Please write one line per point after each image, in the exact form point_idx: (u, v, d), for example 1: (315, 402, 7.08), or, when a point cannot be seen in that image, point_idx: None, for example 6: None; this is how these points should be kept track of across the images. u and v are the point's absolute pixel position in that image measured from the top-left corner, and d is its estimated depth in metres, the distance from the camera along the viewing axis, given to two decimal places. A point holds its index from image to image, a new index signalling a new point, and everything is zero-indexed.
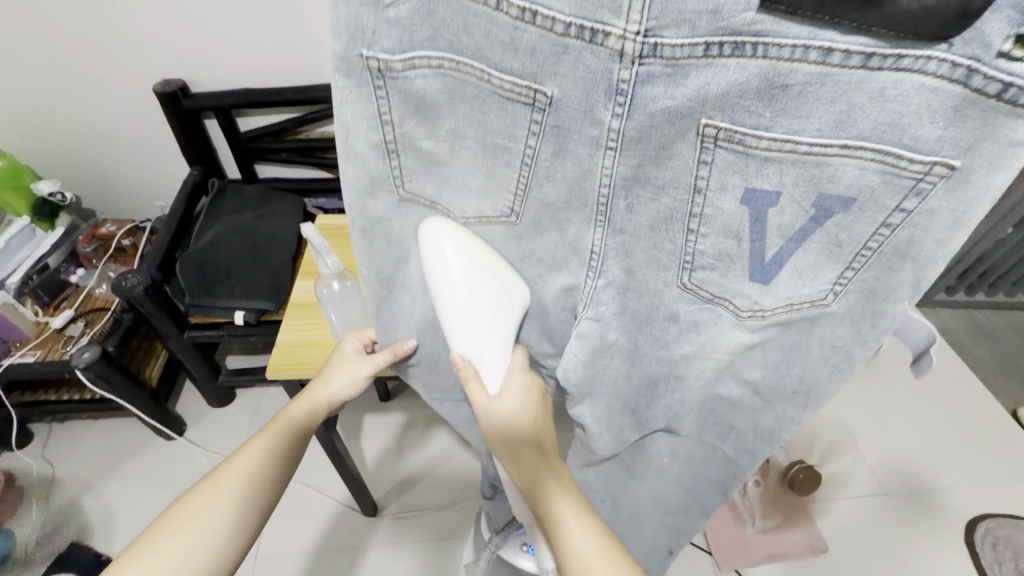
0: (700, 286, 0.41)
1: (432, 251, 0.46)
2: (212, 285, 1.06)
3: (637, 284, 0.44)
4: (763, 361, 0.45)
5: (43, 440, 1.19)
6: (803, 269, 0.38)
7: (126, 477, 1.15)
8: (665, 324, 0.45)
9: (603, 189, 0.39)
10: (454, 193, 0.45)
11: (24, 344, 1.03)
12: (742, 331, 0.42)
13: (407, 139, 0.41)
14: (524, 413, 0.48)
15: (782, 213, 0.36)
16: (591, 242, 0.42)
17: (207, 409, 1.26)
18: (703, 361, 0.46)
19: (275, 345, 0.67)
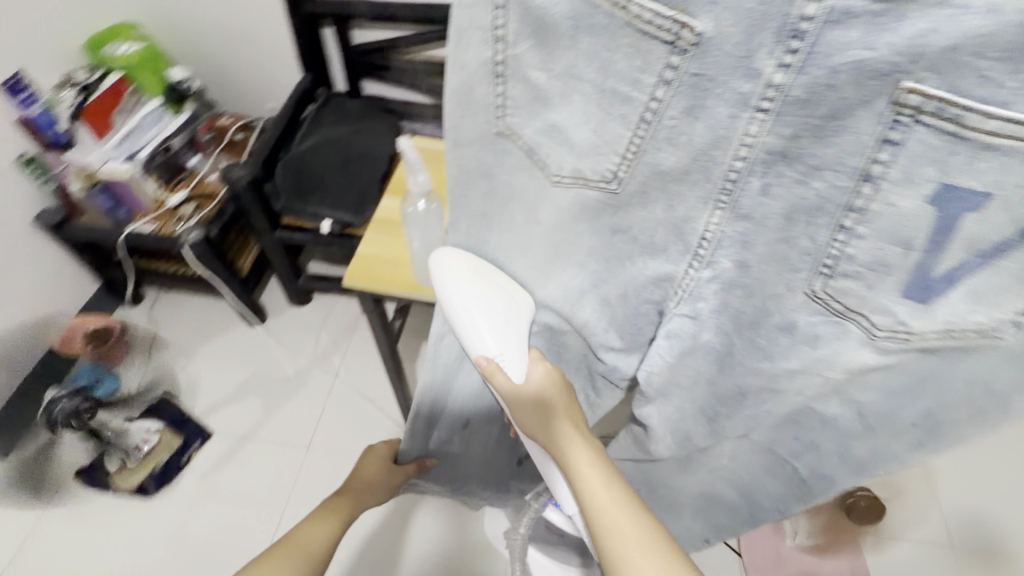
0: (834, 297, 0.40)
1: (449, 280, 0.52)
2: (308, 192, 1.12)
3: (748, 282, 0.44)
4: (883, 386, 0.42)
5: (150, 303, 1.34)
6: (981, 291, 0.35)
7: (212, 350, 1.28)
8: (775, 333, 0.44)
9: (738, 161, 0.39)
10: (563, 150, 0.44)
11: (143, 215, 1.14)
12: (870, 350, 0.40)
13: (518, 65, 0.42)
14: (542, 403, 0.51)
15: (981, 222, 0.34)
16: (705, 225, 0.43)
17: (286, 305, 1.36)
18: (810, 378, 0.45)
19: (356, 256, 0.69)
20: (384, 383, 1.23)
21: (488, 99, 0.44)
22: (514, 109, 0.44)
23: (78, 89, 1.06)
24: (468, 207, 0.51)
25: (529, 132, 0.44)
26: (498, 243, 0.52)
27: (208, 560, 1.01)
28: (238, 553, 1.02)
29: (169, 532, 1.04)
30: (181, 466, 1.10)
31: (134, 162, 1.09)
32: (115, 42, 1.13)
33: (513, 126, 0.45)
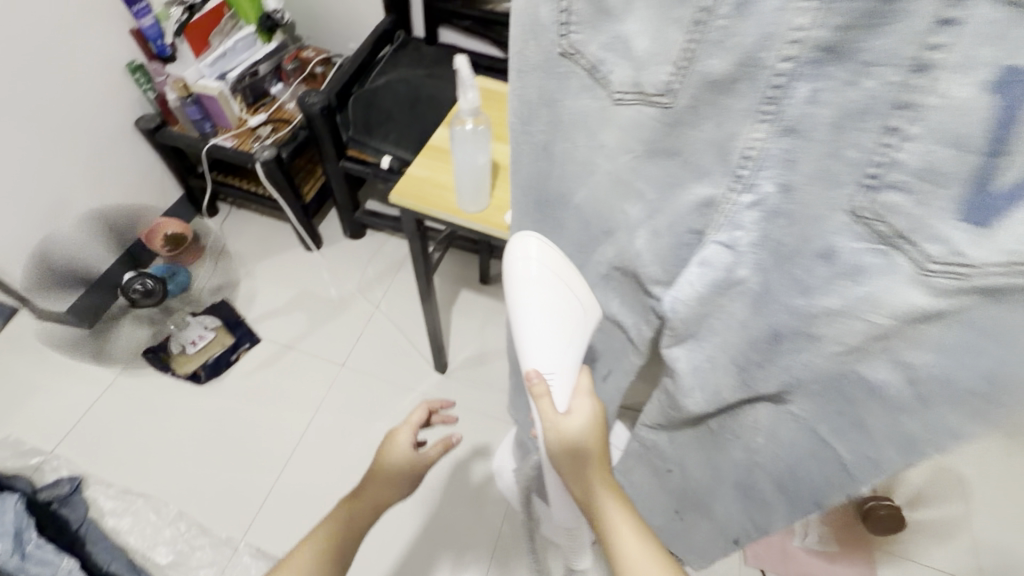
0: (882, 215, 0.33)
1: (523, 266, 0.52)
2: (374, 126, 1.17)
3: (792, 208, 0.37)
4: (938, 343, 0.34)
5: (223, 217, 1.46)
6: None
7: (271, 267, 1.38)
8: (812, 262, 0.38)
9: (783, 64, 0.32)
10: (619, 57, 0.38)
11: (226, 132, 1.23)
12: (919, 290, 0.33)
13: None
14: (581, 448, 0.52)
15: None
16: (749, 140, 0.36)
17: (341, 237, 1.44)
18: (850, 323, 0.37)
19: (406, 176, 0.73)
20: (419, 321, 1.28)
21: (550, 21, 0.40)
22: (578, 25, 0.39)
23: (184, 7, 1.15)
24: (531, 142, 0.48)
25: (595, 48, 0.39)
26: (549, 172, 0.49)
27: (243, 445, 1.11)
28: (270, 444, 1.11)
29: (213, 414, 1.14)
30: (230, 363, 1.21)
31: (225, 82, 1.19)
32: None
33: (576, 44, 0.40)
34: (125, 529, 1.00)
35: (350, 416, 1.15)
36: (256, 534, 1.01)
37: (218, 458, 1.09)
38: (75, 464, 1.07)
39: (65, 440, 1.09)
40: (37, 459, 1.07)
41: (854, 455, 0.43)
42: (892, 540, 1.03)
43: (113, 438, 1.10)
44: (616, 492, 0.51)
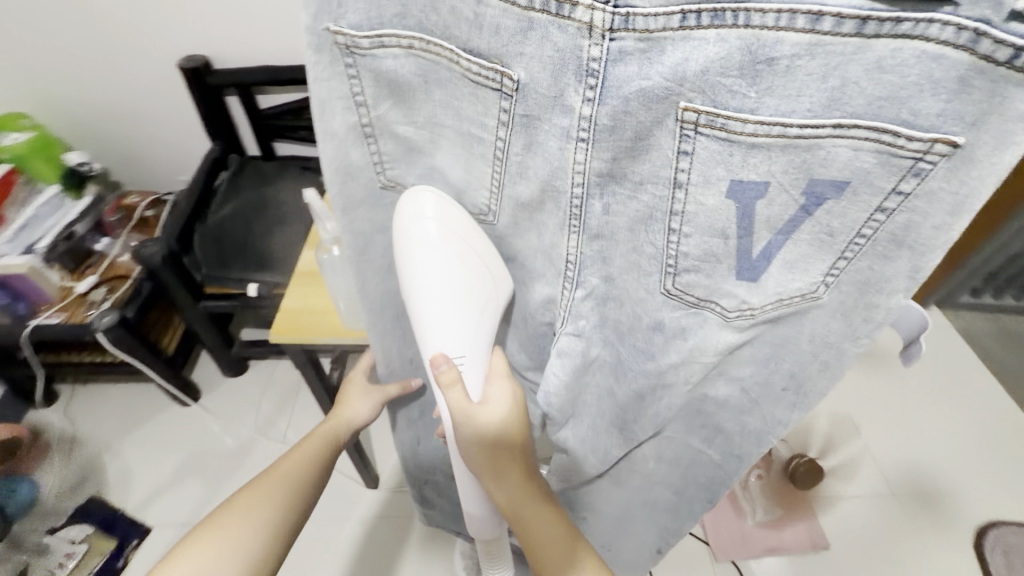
0: (685, 291, 0.39)
1: (412, 221, 0.42)
2: (229, 259, 1.10)
3: (617, 293, 0.43)
4: (752, 359, 0.43)
5: (67, 400, 1.24)
6: (795, 262, 0.35)
7: (143, 439, 1.19)
8: (649, 334, 0.43)
9: (577, 188, 0.37)
10: (432, 185, 0.44)
11: (50, 307, 1.07)
12: (730, 331, 0.40)
13: (383, 123, 0.40)
14: (500, 441, 0.46)
15: (772, 205, 0.34)
16: (567, 249, 0.40)
17: (221, 378, 1.30)
18: (691, 367, 0.44)
19: (280, 310, 0.69)
20: None
21: (366, 158, 0.43)
22: (392, 162, 0.43)
23: None
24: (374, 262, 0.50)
25: (410, 178, 0.44)
26: None
27: None
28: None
29: None
30: (118, 569, 1.02)
31: (34, 254, 1.04)
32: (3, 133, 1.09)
33: (395, 177, 0.44)
34: None
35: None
36: None
37: None
38: None
39: None
40: None
41: (723, 457, 0.53)
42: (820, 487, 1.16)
43: None
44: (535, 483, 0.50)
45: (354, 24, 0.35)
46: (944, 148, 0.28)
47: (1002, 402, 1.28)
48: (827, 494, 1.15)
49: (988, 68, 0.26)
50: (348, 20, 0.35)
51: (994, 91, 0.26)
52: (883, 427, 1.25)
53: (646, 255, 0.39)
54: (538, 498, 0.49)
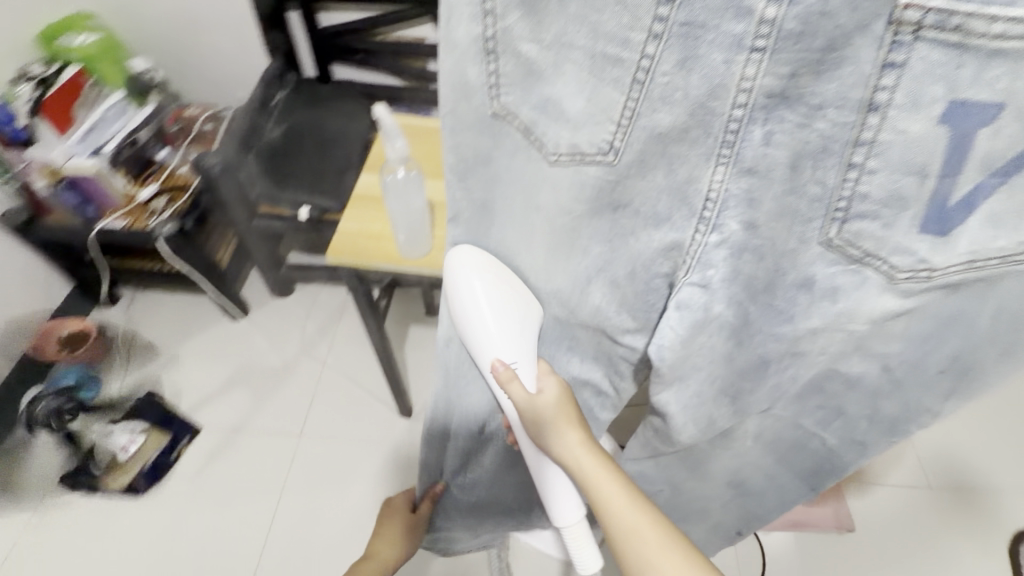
0: (853, 241, 0.36)
1: (462, 277, 0.50)
2: (284, 178, 1.10)
3: (759, 243, 0.39)
4: (905, 333, 0.40)
5: (128, 302, 1.31)
6: (1001, 215, 0.33)
7: (197, 348, 1.25)
8: (794, 292, 0.40)
9: (738, 110, 0.34)
10: (551, 120, 0.39)
11: (114, 212, 1.10)
12: (890, 296, 0.37)
13: (507, 38, 0.38)
14: (561, 416, 0.52)
15: (997, 135, 0.31)
16: (710, 182, 0.37)
17: (268, 298, 1.34)
18: (831, 336, 0.41)
19: (338, 232, 0.68)
20: (374, 368, 1.23)
21: (479, 83, 0.40)
22: (508, 86, 0.40)
23: (35, 83, 1.03)
24: (470, 196, 0.48)
25: (525, 111, 0.40)
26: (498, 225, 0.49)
27: (208, 549, 1.01)
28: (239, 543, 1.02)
29: (165, 525, 1.03)
30: (172, 464, 1.09)
31: (101, 157, 1.06)
32: (70, 34, 1.11)
33: (507, 105, 0.41)
34: None
35: (319, 488, 1.07)
36: None
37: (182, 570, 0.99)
38: None
39: None
40: None
41: (841, 442, 0.50)
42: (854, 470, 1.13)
43: None
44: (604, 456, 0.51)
45: None
46: None
47: None
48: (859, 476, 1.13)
49: None
50: None
51: None
52: None
53: (811, 195, 0.36)
54: (608, 467, 0.50)
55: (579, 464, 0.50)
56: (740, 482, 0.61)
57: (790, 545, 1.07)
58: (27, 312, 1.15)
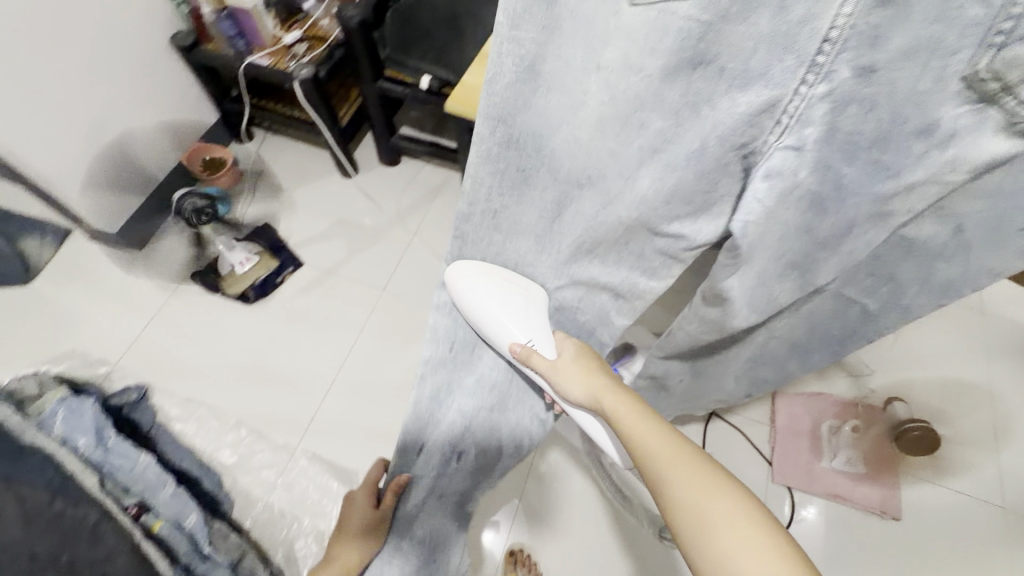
0: (995, 74, 0.32)
1: (470, 291, 0.59)
2: (411, 45, 1.13)
3: (871, 91, 0.36)
4: (990, 190, 0.39)
5: (260, 142, 1.45)
6: None
7: (309, 195, 1.38)
8: (908, 141, 0.37)
9: None
10: None
11: (261, 51, 1.20)
12: (1001, 139, 0.35)
13: None
14: (583, 373, 0.58)
15: None
16: (835, 18, 0.33)
17: (376, 163, 1.43)
18: (927, 187, 0.40)
19: (459, 83, 0.71)
20: None
21: None
22: None
23: None
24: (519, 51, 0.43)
25: None
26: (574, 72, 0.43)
27: (296, 362, 1.16)
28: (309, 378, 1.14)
29: (265, 334, 1.19)
30: (277, 284, 1.25)
31: None
32: None
33: None
34: (192, 434, 1.07)
35: (394, 338, 1.19)
36: (310, 441, 1.07)
37: (275, 372, 1.14)
38: (139, 375, 1.13)
39: (128, 351, 1.15)
40: (105, 369, 1.12)
41: (883, 307, 0.52)
42: (918, 464, 1.07)
43: (173, 354, 1.15)
44: (621, 393, 0.55)
45: None
46: None
47: None
48: (924, 472, 1.06)
49: None
50: None
51: None
52: None
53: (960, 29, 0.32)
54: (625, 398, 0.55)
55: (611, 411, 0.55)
56: (764, 371, 0.66)
57: (828, 514, 1.04)
58: (183, 120, 1.30)
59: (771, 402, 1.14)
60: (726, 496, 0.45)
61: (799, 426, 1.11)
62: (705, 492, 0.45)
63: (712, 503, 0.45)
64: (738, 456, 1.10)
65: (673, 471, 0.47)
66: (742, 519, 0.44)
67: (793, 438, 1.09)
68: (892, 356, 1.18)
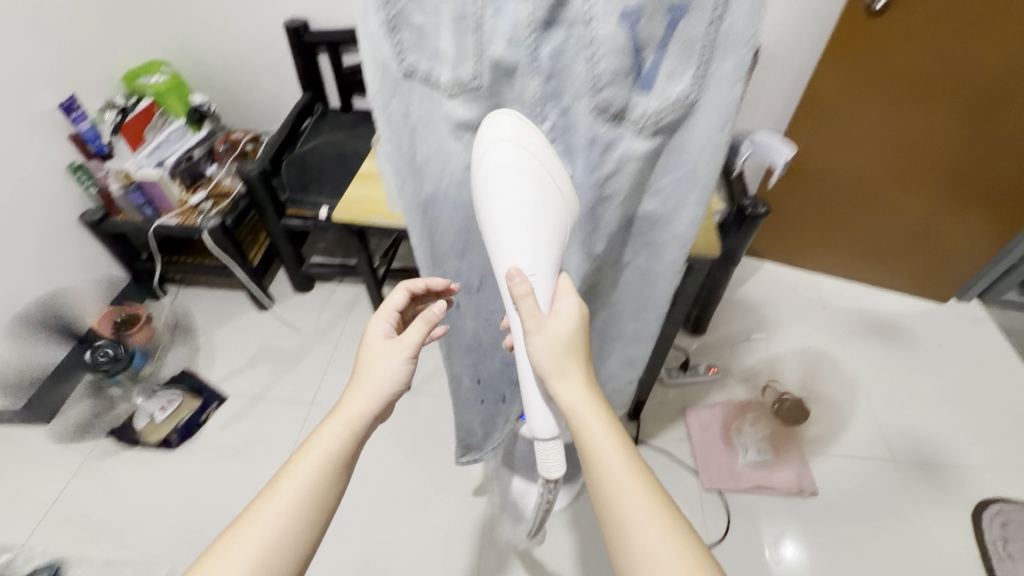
0: (606, 104, 0.53)
1: None
2: (308, 185, 1.32)
3: (567, 123, 0.56)
4: (666, 165, 0.60)
5: (173, 296, 1.52)
6: (671, 71, 0.51)
7: (229, 332, 1.45)
8: (593, 147, 0.56)
9: (532, 40, 0.50)
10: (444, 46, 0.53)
11: (169, 212, 1.35)
12: (640, 138, 0.55)
13: (402, 13, 0.52)
14: (565, 352, 0.55)
15: (650, 19, 0.48)
16: (533, 89, 0.54)
17: (293, 292, 1.54)
18: (623, 171, 0.58)
19: (346, 198, 0.88)
20: None
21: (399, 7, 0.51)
22: (411, 50, 0.54)
23: (117, 111, 1.32)
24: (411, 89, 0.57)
25: (423, 62, 0.55)
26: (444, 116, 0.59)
27: (228, 496, 1.14)
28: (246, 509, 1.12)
29: (191, 478, 1.16)
30: (199, 423, 1.25)
31: (162, 168, 1.32)
32: (148, 75, 1.39)
33: (414, 62, 0.55)
34: None
35: None
36: None
37: (206, 512, 1.11)
38: (50, 551, 1.06)
39: (38, 529, 1.09)
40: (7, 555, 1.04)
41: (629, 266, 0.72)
42: (812, 440, 1.24)
43: (87, 523, 1.10)
44: (602, 402, 0.54)
45: None
46: None
47: (1014, 389, 1.35)
48: (820, 447, 1.23)
49: None
50: None
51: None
52: (893, 398, 1.32)
53: (525, 43, 0.51)
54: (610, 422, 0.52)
55: (582, 412, 0.53)
56: None
57: (757, 507, 1.14)
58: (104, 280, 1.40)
59: (683, 416, 1.27)
60: (647, 499, 0.48)
61: (710, 432, 1.23)
62: (644, 517, 0.47)
63: (652, 523, 0.47)
64: (672, 474, 1.19)
65: (618, 481, 0.49)
66: (674, 535, 0.46)
67: (708, 443, 1.21)
68: (771, 357, 1.39)
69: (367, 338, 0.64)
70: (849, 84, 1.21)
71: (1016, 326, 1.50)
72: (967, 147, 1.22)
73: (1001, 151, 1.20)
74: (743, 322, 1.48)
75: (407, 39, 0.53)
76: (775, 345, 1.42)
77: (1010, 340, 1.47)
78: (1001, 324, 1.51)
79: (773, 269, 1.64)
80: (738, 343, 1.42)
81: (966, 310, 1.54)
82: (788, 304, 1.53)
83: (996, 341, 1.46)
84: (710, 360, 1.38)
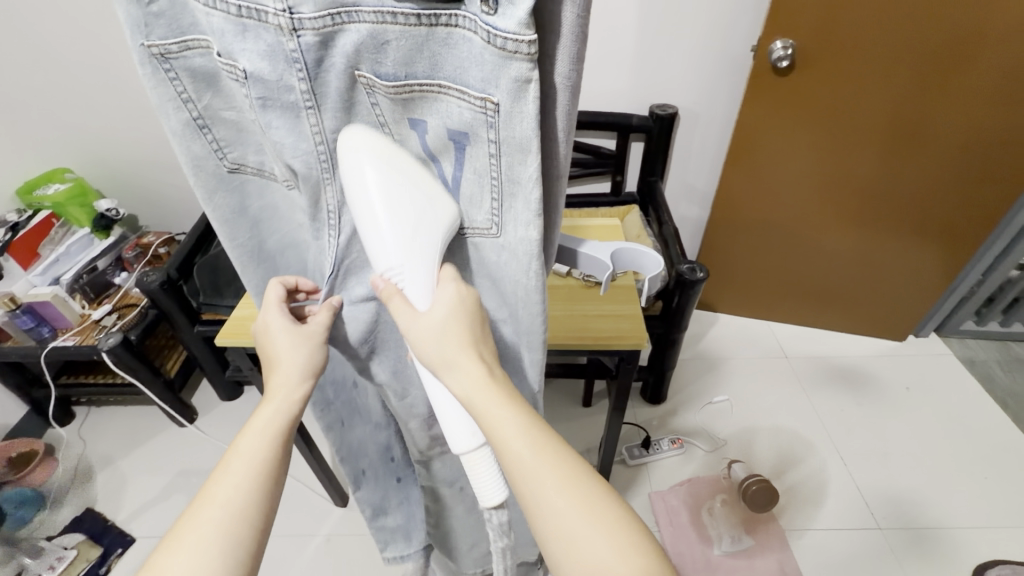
0: None
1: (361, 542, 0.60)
2: (224, 287, 1.20)
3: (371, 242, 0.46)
4: (496, 293, 0.49)
5: (81, 420, 1.37)
6: (470, 195, 0.42)
7: (142, 457, 1.29)
8: None
9: (321, 153, 0.39)
10: (249, 147, 0.44)
11: (67, 331, 1.22)
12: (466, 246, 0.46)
13: (211, 113, 0.41)
14: (447, 332, 0.40)
15: (435, 136, 0.39)
16: (327, 200, 0.42)
17: (218, 401, 1.41)
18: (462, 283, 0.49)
19: (231, 318, 0.79)
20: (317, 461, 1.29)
21: (186, 119, 0.41)
22: (231, 148, 0.43)
23: (6, 228, 1.21)
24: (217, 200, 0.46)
25: (251, 156, 0.45)
26: (266, 225, 0.50)
27: None
28: None
29: None
30: None
31: (59, 285, 1.21)
32: (47, 186, 1.30)
33: (237, 159, 0.44)
34: None
35: None
36: None
37: None
38: None
39: None
40: None
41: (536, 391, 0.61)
42: (789, 515, 1.13)
43: None
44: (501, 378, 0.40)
45: (163, 37, 0.36)
46: (491, 104, 0.34)
47: (988, 429, 1.29)
48: (799, 522, 1.12)
49: (499, 117, 0.35)
50: (157, 35, 0.36)
51: (510, 134, 0.35)
52: (868, 455, 1.23)
53: (311, 159, 0.40)
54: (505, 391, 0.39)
55: (483, 406, 0.38)
56: None
57: None
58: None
59: (648, 501, 1.16)
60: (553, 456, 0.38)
61: (679, 520, 1.12)
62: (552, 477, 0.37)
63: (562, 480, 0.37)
64: None
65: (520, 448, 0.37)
66: (578, 491, 0.36)
67: (679, 531, 1.10)
68: (736, 423, 1.30)
69: (268, 330, 0.50)
70: (768, 117, 1.17)
71: (978, 356, 1.46)
72: (889, 186, 1.20)
73: (914, 180, 1.18)
74: (703, 385, 1.39)
75: (178, 146, 0.42)
76: (739, 408, 1.34)
77: (975, 374, 1.42)
78: (964, 355, 1.47)
79: (728, 322, 1.58)
80: (700, 410, 1.33)
81: (926, 346, 1.50)
82: (748, 359, 1.46)
83: (961, 377, 1.41)
84: (673, 432, 1.28)
